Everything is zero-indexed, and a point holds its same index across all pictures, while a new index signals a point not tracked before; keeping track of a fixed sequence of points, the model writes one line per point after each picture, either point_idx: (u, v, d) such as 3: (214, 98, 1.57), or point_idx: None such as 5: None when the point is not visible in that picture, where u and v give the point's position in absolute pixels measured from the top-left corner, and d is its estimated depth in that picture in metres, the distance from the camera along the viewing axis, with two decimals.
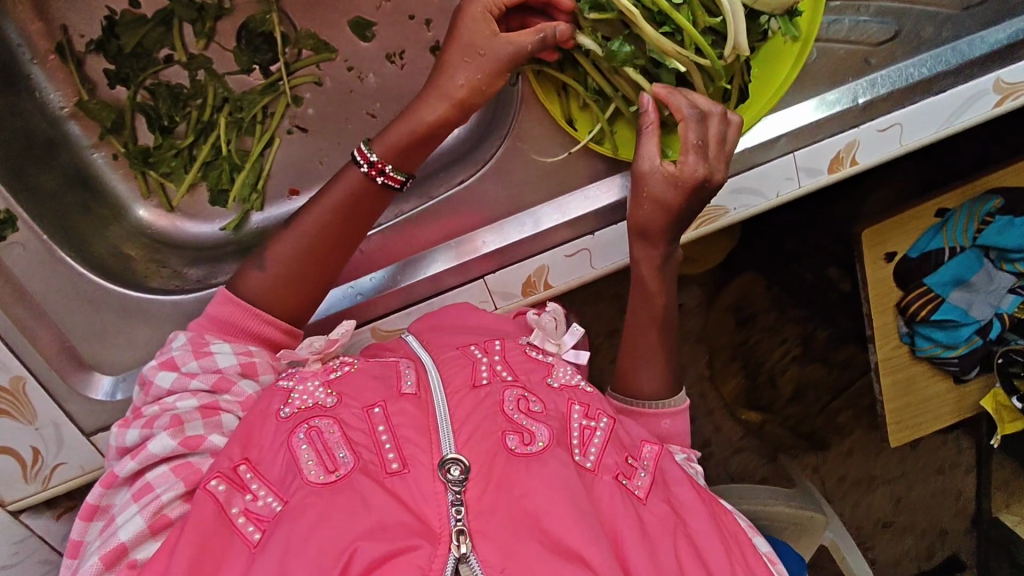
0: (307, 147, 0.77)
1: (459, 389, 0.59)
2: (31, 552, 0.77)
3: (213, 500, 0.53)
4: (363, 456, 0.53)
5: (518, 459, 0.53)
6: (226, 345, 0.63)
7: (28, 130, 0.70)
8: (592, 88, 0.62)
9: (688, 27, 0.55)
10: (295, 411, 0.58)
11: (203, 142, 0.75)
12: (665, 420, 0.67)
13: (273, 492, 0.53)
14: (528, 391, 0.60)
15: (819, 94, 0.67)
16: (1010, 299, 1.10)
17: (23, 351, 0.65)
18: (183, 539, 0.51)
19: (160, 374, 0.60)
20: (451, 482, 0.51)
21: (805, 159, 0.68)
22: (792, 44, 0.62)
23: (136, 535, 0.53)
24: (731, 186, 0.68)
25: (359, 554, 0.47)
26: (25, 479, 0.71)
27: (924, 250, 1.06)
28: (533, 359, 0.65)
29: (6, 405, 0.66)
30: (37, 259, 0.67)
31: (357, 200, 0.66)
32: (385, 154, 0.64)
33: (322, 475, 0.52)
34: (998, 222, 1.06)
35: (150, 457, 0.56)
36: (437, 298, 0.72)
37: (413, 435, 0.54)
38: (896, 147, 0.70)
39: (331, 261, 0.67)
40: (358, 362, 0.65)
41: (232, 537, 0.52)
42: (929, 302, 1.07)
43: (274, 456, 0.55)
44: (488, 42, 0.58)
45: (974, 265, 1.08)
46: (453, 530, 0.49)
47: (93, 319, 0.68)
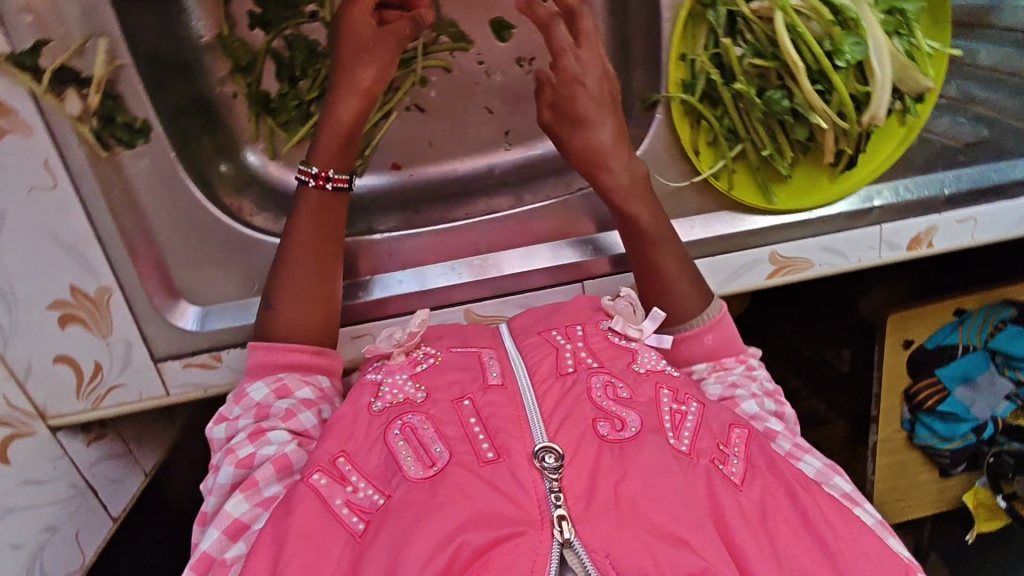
0: (422, 126, 0.80)
1: (546, 375, 0.58)
2: (64, 474, 0.70)
3: (317, 494, 0.53)
4: (458, 447, 0.53)
5: (609, 447, 0.53)
6: (258, 383, 0.63)
7: (168, 50, 0.68)
8: (726, 126, 0.65)
9: (843, 89, 0.57)
10: (386, 406, 0.59)
11: (325, 100, 0.73)
12: (707, 336, 0.67)
13: (375, 486, 0.54)
14: (615, 377, 0.59)
15: (909, 177, 0.73)
16: (1005, 405, 1.03)
17: (122, 265, 0.64)
18: (292, 533, 0.51)
19: (212, 428, 0.61)
20: (546, 470, 0.51)
21: (890, 233, 0.73)
22: (900, 127, 0.69)
23: (221, 545, 0.53)
24: (821, 243, 0.73)
25: (465, 543, 0.46)
26: (77, 394, 0.69)
27: (941, 343, 1.03)
28: (616, 345, 0.63)
29: (84, 313, 0.66)
30: (159, 177, 0.64)
31: (327, 211, 0.68)
32: (323, 163, 0.67)
33: (421, 470, 0.53)
34: (1009, 330, 1.03)
35: (219, 489, 0.57)
36: (531, 293, 0.75)
37: (505, 424, 0.54)
38: (967, 240, 0.74)
39: (326, 280, 0.67)
40: (441, 352, 0.65)
41: (337, 527, 0.52)
42: (940, 393, 1.03)
43: (369, 451, 0.56)
44: (372, 36, 0.66)
45: (978, 364, 1.03)
46: (553, 516, 0.48)
47: (196, 248, 0.67)
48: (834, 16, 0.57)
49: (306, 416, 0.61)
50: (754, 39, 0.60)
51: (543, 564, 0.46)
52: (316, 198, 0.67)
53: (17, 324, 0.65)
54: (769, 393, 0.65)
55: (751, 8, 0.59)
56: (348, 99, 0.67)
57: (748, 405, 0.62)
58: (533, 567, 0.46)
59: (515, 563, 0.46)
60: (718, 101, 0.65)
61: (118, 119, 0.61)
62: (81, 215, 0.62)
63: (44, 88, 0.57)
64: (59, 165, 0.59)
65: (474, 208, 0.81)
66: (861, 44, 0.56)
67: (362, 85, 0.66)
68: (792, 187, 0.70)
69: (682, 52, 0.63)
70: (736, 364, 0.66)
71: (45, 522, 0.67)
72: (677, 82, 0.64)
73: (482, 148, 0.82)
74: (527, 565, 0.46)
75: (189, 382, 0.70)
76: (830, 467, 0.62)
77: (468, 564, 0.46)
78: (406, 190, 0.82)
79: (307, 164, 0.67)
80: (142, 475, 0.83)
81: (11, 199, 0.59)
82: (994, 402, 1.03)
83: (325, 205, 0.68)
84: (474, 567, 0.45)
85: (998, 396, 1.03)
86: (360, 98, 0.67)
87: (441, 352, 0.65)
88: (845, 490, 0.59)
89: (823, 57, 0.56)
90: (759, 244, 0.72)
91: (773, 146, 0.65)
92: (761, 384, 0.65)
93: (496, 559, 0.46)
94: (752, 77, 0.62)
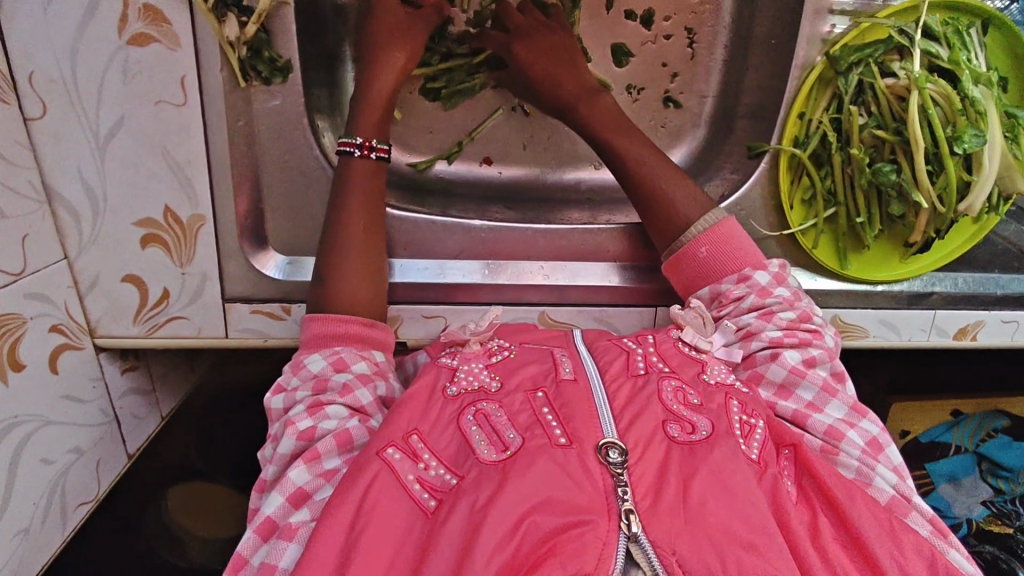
0: (520, 130, 0.80)
1: (617, 375, 0.55)
2: (99, 397, 0.67)
3: (391, 472, 0.49)
4: (533, 434, 0.49)
5: (680, 447, 0.49)
6: (315, 356, 0.60)
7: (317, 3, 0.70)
8: (828, 187, 0.69)
9: (952, 174, 0.63)
10: (462, 392, 0.55)
11: (439, 78, 0.74)
12: (701, 249, 0.65)
13: (446, 466, 0.50)
14: (686, 383, 0.56)
15: (968, 272, 0.77)
16: (980, 511, 1.02)
17: (223, 195, 0.64)
18: (364, 512, 0.47)
19: (270, 398, 0.59)
20: (612, 466, 0.47)
21: (942, 319, 0.75)
22: (972, 223, 0.73)
23: (284, 512, 0.51)
24: (880, 316, 0.74)
25: (532, 528, 0.43)
26: (134, 318, 0.67)
27: (934, 440, 1.01)
28: (686, 355, 0.60)
29: (169, 238, 0.64)
30: (286, 118, 0.66)
31: (373, 184, 0.66)
32: (368, 131, 0.66)
33: (493, 454, 0.49)
34: (1000, 438, 1.02)
35: (280, 459, 0.54)
36: (609, 308, 0.75)
37: (576, 411, 0.50)
38: (1007, 339, 0.78)
39: (374, 257, 0.65)
40: (515, 347, 0.61)
41: (404, 500, 0.48)
42: (926, 485, 1.03)
43: (441, 433, 0.53)
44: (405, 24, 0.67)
45: (964, 466, 1.03)
46: (620, 509, 0.44)
47: (299, 195, 0.68)
48: (961, 106, 0.62)
49: (363, 392, 0.57)
50: (879, 112, 0.65)
51: (610, 557, 0.42)
52: (369, 171, 0.66)
53: (98, 232, 0.63)
54: (792, 327, 0.61)
55: (885, 83, 0.65)
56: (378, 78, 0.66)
57: (773, 371, 0.59)
58: (600, 560, 0.41)
59: (584, 552, 0.42)
60: (824, 162, 0.69)
61: (265, 53, 0.62)
62: (199, 136, 0.61)
63: (208, 6, 0.57)
64: (194, 84, 0.60)
65: (554, 216, 0.79)
66: (980, 137, 0.61)
67: (396, 61, 0.66)
68: (865, 257, 0.73)
69: (803, 111, 0.69)
70: (744, 290, 0.63)
71: (74, 442, 0.63)
72: (791, 136, 0.69)
73: (574, 162, 0.82)
74: (594, 556, 0.42)
75: (251, 329, 0.69)
76: (873, 446, 0.56)
77: (531, 553, 0.42)
78: (493, 185, 0.81)
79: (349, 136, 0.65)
80: (158, 419, 0.79)
81: (137, 105, 0.60)
82: (972, 505, 1.02)
83: (374, 177, 0.66)
84: (542, 554, 0.42)
85: (976, 501, 1.02)
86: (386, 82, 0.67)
87: (515, 346, 0.61)
88: (889, 491, 0.53)
89: (944, 139, 0.62)
90: (825, 305, 0.74)
91: (867, 214, 0.69)
92: (782, 318, 0.61)
93: (562, 546, 0.42)
94: (867, 146, 0.66)
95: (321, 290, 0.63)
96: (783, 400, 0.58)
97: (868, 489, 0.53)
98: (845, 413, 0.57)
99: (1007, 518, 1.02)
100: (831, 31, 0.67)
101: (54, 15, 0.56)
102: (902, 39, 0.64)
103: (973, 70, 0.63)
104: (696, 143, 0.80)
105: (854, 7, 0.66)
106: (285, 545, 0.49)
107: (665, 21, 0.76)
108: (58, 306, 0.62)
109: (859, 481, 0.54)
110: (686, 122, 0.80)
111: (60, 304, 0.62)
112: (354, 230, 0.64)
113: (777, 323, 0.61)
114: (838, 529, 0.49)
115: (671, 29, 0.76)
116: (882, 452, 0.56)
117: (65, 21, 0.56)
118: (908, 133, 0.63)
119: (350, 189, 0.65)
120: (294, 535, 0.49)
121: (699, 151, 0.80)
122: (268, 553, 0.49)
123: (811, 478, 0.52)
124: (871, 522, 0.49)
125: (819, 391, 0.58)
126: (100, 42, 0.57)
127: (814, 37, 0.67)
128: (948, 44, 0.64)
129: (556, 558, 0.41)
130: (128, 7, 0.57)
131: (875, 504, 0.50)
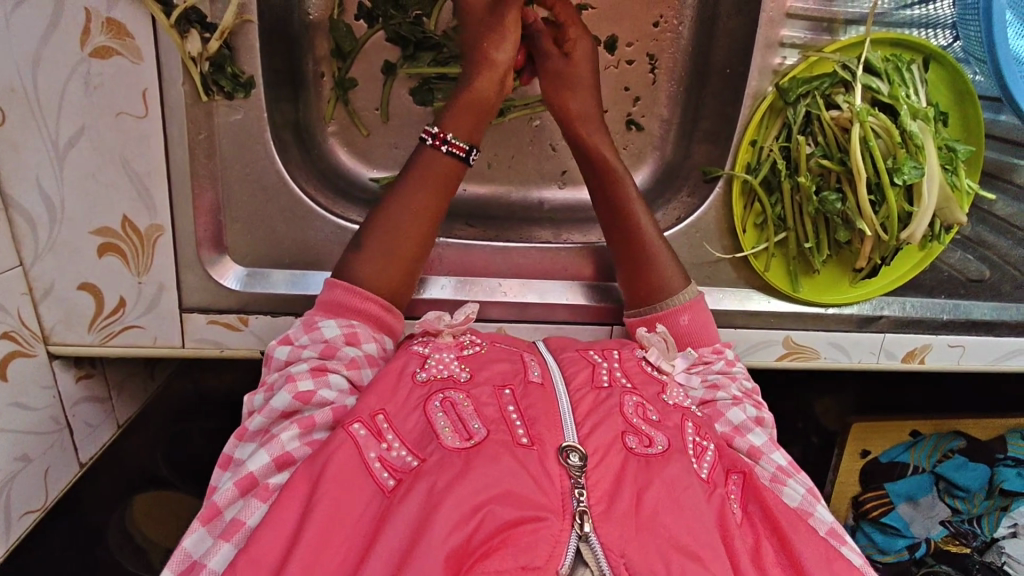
0: (486, 148, 0.81)
1: (581, 385, 0.54)
2: (49, 404, 0.66)
3: (354, 444, 0.50)
4: (495, 430, 0.50)
5: (637, 459, 0.49)
6: (332, 322, 0.60)
7: (284, 20, 0.71)
8: (778, 213, 0.71)
9: (892, 204, 0.65)
10: (430, 378, 0.55)
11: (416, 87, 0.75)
12: (684, 317, 0.66)
13: (409, 448, 0.50)
14: (647, 400, 0.56)
15: (917, 297, 0.78)
16: (938, 530, 1.01)
17: (182, 205, 0.65)
18: (323, 492, 0.47)
19: (277, 348, 0.59)
20: (571, 469, 0.47)
21: (891, 342, 0.77)
22: (917, 252, 0.75)
23: (267, 471, 0.51)
24: (830, 338, 0.76)
25: (490, 516, 0.44)
26: (89, 325, 0.67)
27: (893, 459, 1.03)
28: (648, 373, 0.60)
29: (126, 247, 0.65)
30: (246, 131, 0.66)
31: (438, 173, 0.66)
32: (450, 127, 0.66)
33: (457, 441, 0.49)
34: (956, 459, 1.02)
35: (270, 413, 0.54)
36: (565, 326, 0.75)
37: (540, 413, 0.51)
38: (953, 363, 0.80)
39: (418, 241, 0.65)
40: (486, 344, 0.61)
41: (366, 480, 0.48)
42: (884, 504, 1.02)
43: (406, 417, 0.52)
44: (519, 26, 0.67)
45: (923, 485, 1.02)
46: (575, 510, 0.45)
47: (258, 207, 0.68)
48: (901, 140, 0.65)
49: (367, 371, 0.59)
50: (825, 143, 0.68)
51: (560, 556, 0.43)
52: (435, 160, 0.66)
53: (55, 239, 0.63)
54: (747, 394, 0.63)
55: (830, 115, 0.67)
56: (485, 73, 0.66)
57: (733, 414, 0.60)
58: (550, 556, 0.43)
59: (535, 547, 0.43)
60: (775, 188, 0.71)
61: (228, 68, 0.63)
62: (159, 148, 0.63)
63: (171, 22, 0.59)
64: (156, 98, 0.61)
65: (516, 232, 0.80)
66: (919, 168, 0.64)
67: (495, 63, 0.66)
68: (816, 282, 0.75)
69: (754, 139, 0.72)
70: (715, 357, 0.65)
71: (21, 451, 0.63)
72: (744, 162, 0.72)
73: (537, 181, 0.83)
74: (545, 552, 0.43)
75: (207, 339, 0.69)
76: (812, 493, 0.57)
77: (485, 541, 0.43)
78: (457, 203, 0.82)
79: (432, 126, 0.66)
80: (114, 427, 0.78)
81: (98, 116, 0.61)
82: (931, 525, 1.01)
83: (439, 166, 0.66)
84: (494, 544, 0.42)
85: (935, 519, 1.01)
86: (489, 71, 0.66)
87: (486, 342, 0.61)
88: (828, 522, 0.54)
89: (884, 171, 0.65)
90: (777, 327, 0.75)
91: (815, 240, 0.71)
92: (741, 384, 0.63)
93: (516, 539, 0.43)
94: (814, 174, 0.69)
95: (355, 258, 0.64)
96: (738, 438, 0.59)
97: (810, 520, 0.54)
98: (786, 463, 0.58)
99: (964, 537, 1.00)
100: (782, 63, 0.70)
101: (15, 25, 0.56)
102: (845, 74, 0.67)
103: (911, 105, 0.66)
104: (655, 164, 0.82)
105: (805, 41, 0.69)
106: (257, 505, 0.49)
107: (628, 47, 0.78)
108: (10, 313, 0.62)
109: (801, 511, 0.55)
110: (647, 144, 0.82)
111: (13, 310, 0.62)
112: (405, 210, 0.64)
113: (737, 386, 0.63)
114: (779, 553, 0.49)
115: (633, 55, 0.78)
116: (819, 500, 0.57)
117: (28, 32, 0.57)
118: (851, 164, 0.66)
119: (415, 180, 0.65)
120: (268, 498, 0.50)
121: (657, 172, 0.82)
122: (240, 510, 0.49)
123: (758, 505, 0.51)
124: (812, 550, 0.48)
125: (767, 441, 0.59)
126: (62, 53, 0.58)
127: (765, 68, 0.70)
128: (889, 79, 0.67)
129: (509, 549, 0.42)
130: (91, 19, 0.58)
131: (816, 533, 0.50)
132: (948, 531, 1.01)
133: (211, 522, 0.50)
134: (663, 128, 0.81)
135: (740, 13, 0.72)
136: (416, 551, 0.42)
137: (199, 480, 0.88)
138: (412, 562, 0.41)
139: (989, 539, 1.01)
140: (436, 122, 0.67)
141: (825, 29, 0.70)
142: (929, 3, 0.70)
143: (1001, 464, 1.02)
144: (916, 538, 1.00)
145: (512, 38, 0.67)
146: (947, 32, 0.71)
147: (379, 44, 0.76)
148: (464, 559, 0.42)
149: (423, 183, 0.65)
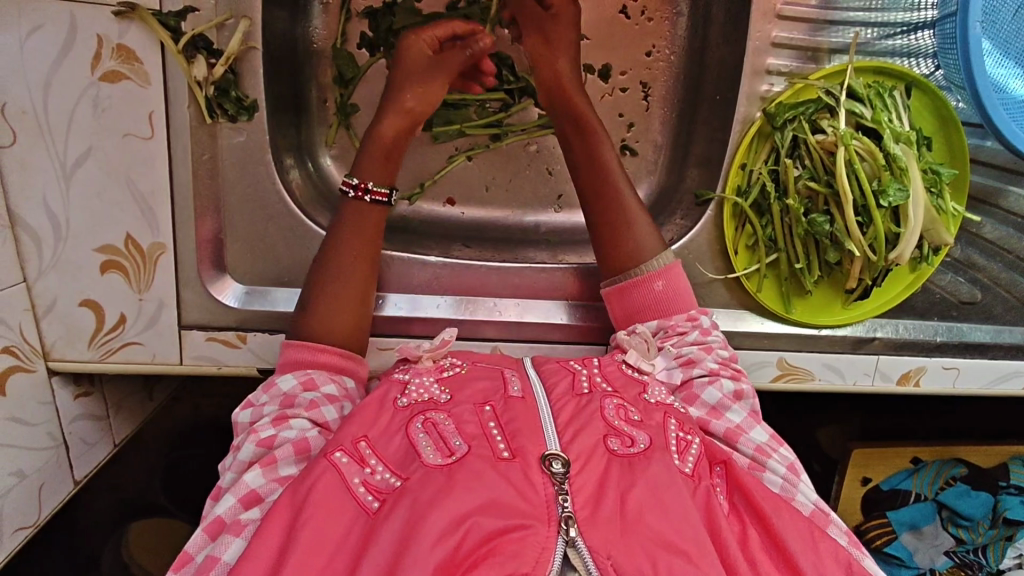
0: (480, 171, 0.83)
1: (562, 395, 0.55)
2: (44, 422, 0.66)
3: (334, 470, 0.50)
4: (476, 446, 0.50)
5: (619, 462, 0.49)
6: (290, 376, 0.60)
7: (291, 49, 0.74)
8: (768, 234, 0.73)
9: (880, 224, 0.67)
10: (411, 403, 0.55)
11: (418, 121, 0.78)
12: (658, 283, 0.66)
13: (392, 469, 0.50)
14: (628, 401, 0.56)
15: (911, 320, 0.78)
16: (943, 561, 0.99)
17: (184, 224, 0.66)
18: (306, 512, 0.47)
19: (239, 413, 0.60)
20: (554, 476, 0.47)
21: (885, 364, 0.77)
22: (909, 272, 0.76)
23: (235, 511, 0.52)
24: (824, 359, 0.76)
25: (474, 527, 0.44)
26: (89, 342, 0.68)
27: (896, 488, 1.00)
28: (629, 375, 0.60)
29: (129, 264, 0.66)
30: (249, 155, 0.68)
31: (363, 220, 0.67)
32: (367, 175, 0.68)
33: (438, 458, 0.49)
34: (957, 487, 1.00)
35: (238, 466, 0.55)
36: (561, 344, 0.76)
37: (522, 426, 0.51)
38: (949, 386, 0.79)
39: (360, 288, 0.66)
40: (467, 364, 0.61)
41: (349, 502, 0.48)
42: (887, 532, 0.99)
43: (389, 439, 0.53)
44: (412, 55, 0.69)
45: (929, 515, 1.00)
46: (560, 516, 0.45)
47: (259, 227, 0.70)
48: (885, 163, 0.67)
49: (329, 408, 0.59)
50: (811, 167, 0.70)
51: (548, 559, 0.43)
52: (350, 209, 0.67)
53: (59, 257, 0.65)
54: (725, 363, 0.64)
55: (816, 139, 0.69)
56: (396, 117, 0.69)
57: (708, 394, 0.61)
58: (538, 561, 0.43)
59: (522, 553, 0.43)
60: (765, 211, 0.73)
61: (232, 92, 0.66)
62: (164, 168, 0.65)
63: (178, 48, 0.62)
64: (161, 120, 0.63)
65: (511, 255, 0.81)
66: (903, 191, 0.66)
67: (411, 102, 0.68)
68: (808, 301, 0.75)
69: (744, 162, 0.73)
70: (690, 327, 0.65)
71: (16, 467, 0.63)
72: (734, 184, 0.73)
73: (534, 204, 0.85)
74: (532, 558, 0.43)
75: (205, 356, 0.70)
76: (793, 470, 0.58)
77: (471, 551, 0.43)
78: (455, 225, 0.83)
79: (350, 176, 0.68)
80: (110, 446, 0.77)
81: (105, 136, 0.63)
82: (935, 555, 0.99)
83: (357, 214, 0.67)
84: (481, 554, 0.43)
85: (939, 550, 0.99)
86: (400, 115, 0.69)
87: (467, 364, 0.61)
88: (811, 503, 0.56)
89: (870, 193, 0.67)
90: (769, 347, 0.76)
91: (805, 260, 0.72)
92: (719, 355, 0.63)
93: (503, 547, 0.43)
94: (802, 197, 0.71)
95: (303, 316, 0.64)
96: (714, 421, 0.60)
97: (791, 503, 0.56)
98: (766, 439, 0.59)
99: (969, 568, 0.99)
100: (769, 90, 0.72)
101: (29, 50, 0.59)
102: (829, 99, 0.69)
103: (894, 129, 0.68)
104: (654, 184, 0.83)
105: (791, 69, 0.72)
106: (230, 539, 0.50)
107: (621, 75, 0.80)
108: (12, 329, 0.63)
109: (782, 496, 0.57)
110: (641, 168, 0.83)
111: (14, 326, 0.63)
112: (344, 259, 0.65)
113: (714, 358, 0.63)
114: (767, 546, 0.49)
115: (627, 82, 0.81)
116: (799, 478, 0.58)
117: (41, 57, 0.60)
118: (838, 186, 0.68)
119: (342, 231, 0.66)
120: (242, 531, 0.51)
121: (658, 191, 0.83)
122: (214, 546, 0.50)
123: (742, 494, 0.52)
124: (795, 533, 0.49)
125: (746, 417, 0.61)
126: (73, 77, 0.61)
127: (752, 95, 0.72)
128: (872, 105, 0.69)
129: (497, 557, 0.42)
130: (102, 46, 0.61)
131: (799, 514, 0.51)
132: (953, 561, 0.99)
133: (184, 569, 0.51)
134: (661, 155, 0.83)
135: (727, 42, 0.75)
136: (401, 564, 0.42)
137: (194, 505, 0.87)
138: (400, 571, 0.42)
139: (996, 569, 0.98)
140: (355, 173, 0.68)
141: (810, 57, 0.72)
142: (911, 33, 0.73)
143: (1003, 492, 1.00)
144: (921, 569, 0.99)
145: (437, 82, 0.69)
146: (928, 61, 0.73)
147: (381, 71, 0.78)
148: (452, 569, 0.42)
149: (350, 234, 0.66)
